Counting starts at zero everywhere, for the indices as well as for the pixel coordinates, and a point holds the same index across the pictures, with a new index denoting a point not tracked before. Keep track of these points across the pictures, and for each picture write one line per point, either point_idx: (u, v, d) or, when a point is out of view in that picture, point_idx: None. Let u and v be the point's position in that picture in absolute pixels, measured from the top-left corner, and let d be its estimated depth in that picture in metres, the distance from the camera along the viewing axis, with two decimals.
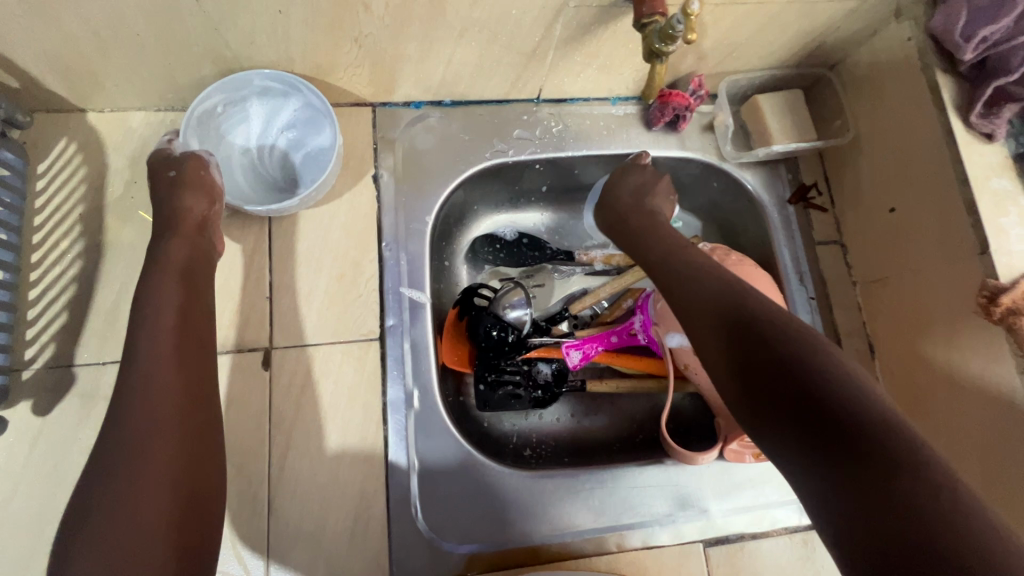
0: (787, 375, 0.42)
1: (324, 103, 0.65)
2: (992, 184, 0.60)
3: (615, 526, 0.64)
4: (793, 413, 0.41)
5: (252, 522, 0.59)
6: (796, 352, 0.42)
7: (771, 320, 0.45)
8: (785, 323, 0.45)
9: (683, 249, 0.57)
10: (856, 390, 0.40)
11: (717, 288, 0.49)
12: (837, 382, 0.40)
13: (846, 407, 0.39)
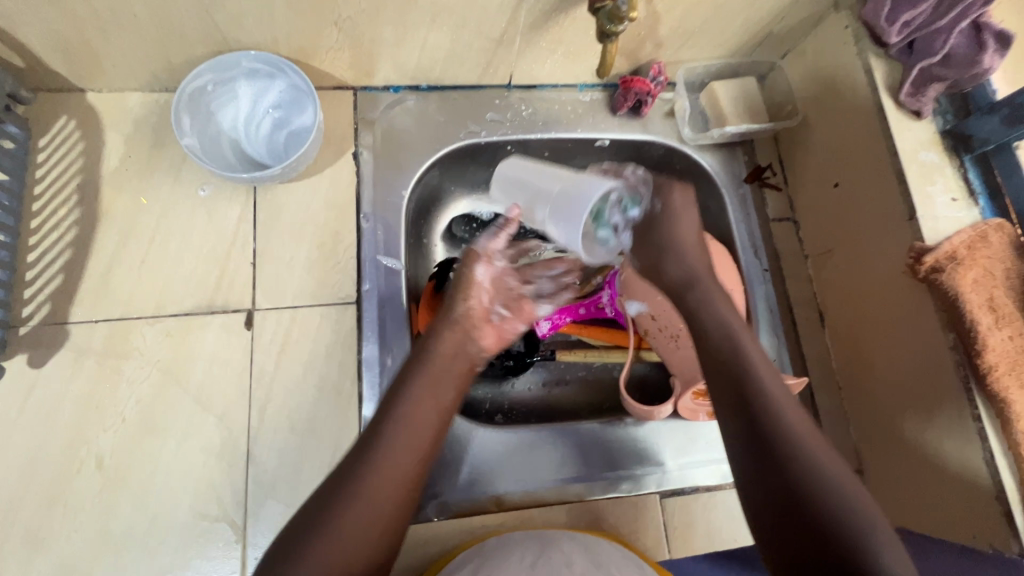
0: (769, 458, 0.50)
1: (306, 81, 0.70)
2: (921, 156, 0.65)
3: (579, 480, 0.68)
4: (771, 492, 0.49)
5: (232, 471, 0.63)
6: (785, 435, 0.51)
7: (765, 405, 0.53)
8: (779, 408, 0.52)
9: (713, 305, 0.62)
10: (827, 485, 0.47)
11: (729, 359, 0.57)
12: (811, 476, 0.48)
13: (817, 494, 0.47)
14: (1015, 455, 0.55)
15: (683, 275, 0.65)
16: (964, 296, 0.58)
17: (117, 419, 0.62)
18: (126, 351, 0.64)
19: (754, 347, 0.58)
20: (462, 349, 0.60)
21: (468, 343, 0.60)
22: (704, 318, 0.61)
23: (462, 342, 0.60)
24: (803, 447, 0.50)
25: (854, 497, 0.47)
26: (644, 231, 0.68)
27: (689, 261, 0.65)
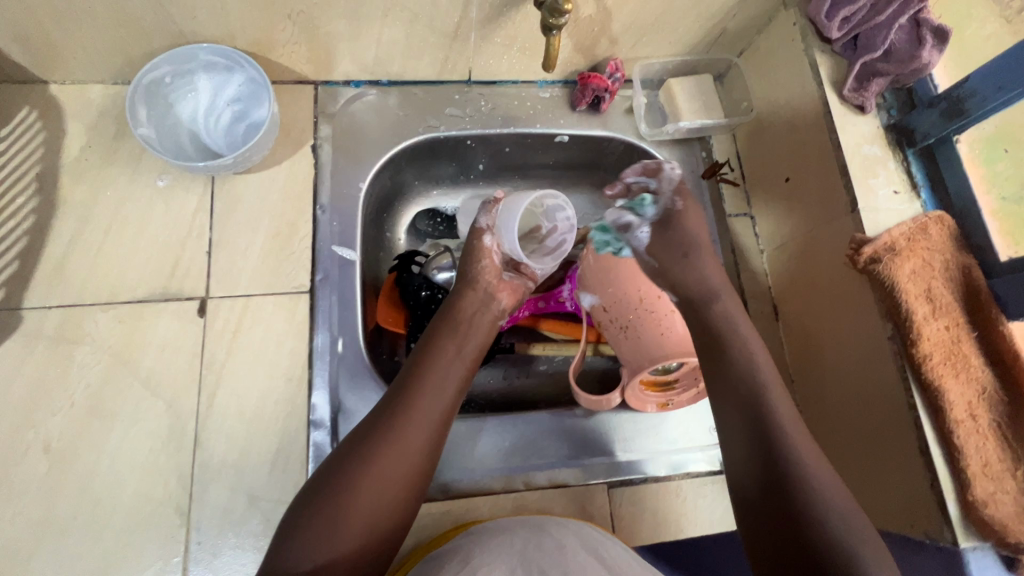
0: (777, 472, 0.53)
1: (263, 76, 0.71)
2: (864, 150, 0.66)
3: (528, 468, 0.69)
4: (767, 501, 0.52)
5: (179, 456, 0.63)
6: (782, 435, 0.55)
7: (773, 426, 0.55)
8: (781, 426, 0.55)
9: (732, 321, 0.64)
10: (820, 489, 0.51)
11: (748, 375, 0.59)
12: (813, 478, 0.51)
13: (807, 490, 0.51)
14: (948, 443, 0.55)
15: (700, 288, 0.66)
16: (900, 286, 0.59)
17: (66, 403, 0.63)
18: (78, 337, 0.65)
19: (770, 371, 0.60)
20: (470, 331, 0.68)
21: (478, 318, 0.69)
22: (722, 330, 0.63)
23: (471, 326, 0.68)
24: (808, 463, 0.53)
25: (850, 517, 0.49)
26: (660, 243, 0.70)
27: (714, 281, 0.67)
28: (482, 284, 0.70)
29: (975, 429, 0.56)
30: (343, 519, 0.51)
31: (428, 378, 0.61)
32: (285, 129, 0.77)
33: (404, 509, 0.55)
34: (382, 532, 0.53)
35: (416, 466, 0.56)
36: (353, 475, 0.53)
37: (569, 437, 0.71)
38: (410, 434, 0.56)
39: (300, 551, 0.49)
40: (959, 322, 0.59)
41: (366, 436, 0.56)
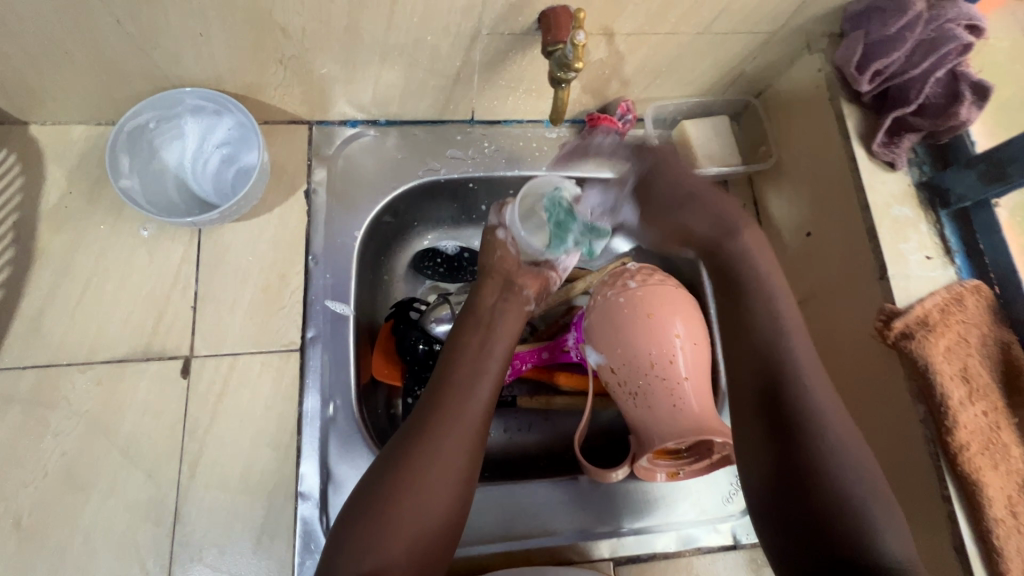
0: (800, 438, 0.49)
1: (251, 121, 0.67)
2: (894, 211, 0.62)
3: (533, 544, 0.65)
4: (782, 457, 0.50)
5: (159, 531, 0.59)
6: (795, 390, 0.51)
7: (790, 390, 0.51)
8: (805, 383, 0.51)
9: (741, 268, 0.58)
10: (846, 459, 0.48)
11: (766, 330, 0.54)
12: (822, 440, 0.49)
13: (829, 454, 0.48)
14: (985, 542, 0.52)
15: (716, 228, 0.60)
16: (935, 366, 0.54)
17: (39, 473, 0.59)
18: (53, 401, 0.61)
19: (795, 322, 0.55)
20: (498, 322, 0.65)
21: (501, 311, 0.66)
22: (742, 280, 0.57)
23: (494, 319, 0.65)
24: (835, 428, 0.50)
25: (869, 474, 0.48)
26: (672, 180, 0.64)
27: (729, 213, 0.61)
28: (500, 273, 0.68)
29: (1015, 526, 0.52)
30: (389, 527, 0.49)
31: (456, 375, 0.59)
32: (278, 173, 0.73)
33: (455, 511, 0.52)
34: (431, 534, 0.51)
35: (461, 469, 0.53)
36: (397, 479, 0.51)
37: (573, 501, 0.67)
38: (450, 431, 0.54)
39: (352, 561, 0.48)
40: (999, 407, 0.55)
41: (405, 438, 0.54)
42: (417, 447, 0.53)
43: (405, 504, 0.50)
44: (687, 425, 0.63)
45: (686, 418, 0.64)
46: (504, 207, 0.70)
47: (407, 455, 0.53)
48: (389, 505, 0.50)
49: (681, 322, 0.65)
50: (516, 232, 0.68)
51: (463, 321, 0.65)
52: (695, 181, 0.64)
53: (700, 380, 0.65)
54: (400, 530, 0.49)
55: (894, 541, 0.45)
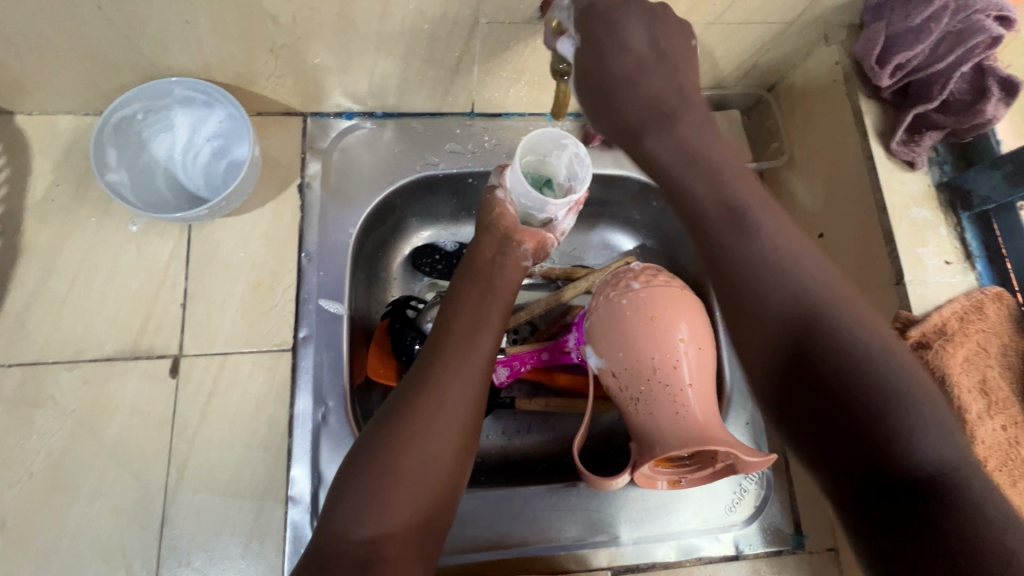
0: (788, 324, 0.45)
1: (242, 114, 0.65)
2: (912, 213, 0.59)
3: (530, 551, 0.63)
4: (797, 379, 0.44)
5: (145, 535, 0.58)
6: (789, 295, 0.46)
7: (787, 296, 0.46)
8: (802, 295, 0.45)
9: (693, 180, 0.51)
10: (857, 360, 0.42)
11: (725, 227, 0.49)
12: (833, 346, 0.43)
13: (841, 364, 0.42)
14: None
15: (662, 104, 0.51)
16: (952, 378, 0.52)
17: (24, 474, 0.58)
18: (39, 400, 0.60)
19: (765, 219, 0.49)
20: (496, 277, 0.63)
21: (501, 264, 0.64)
22: (674, 174, 0.51)
23: (493, 275, 0.63)
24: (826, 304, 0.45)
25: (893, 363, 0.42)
26: (594, 100, 0.52)
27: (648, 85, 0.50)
28: (499, 230, 0.64)
29: None
30: (397, 484, 0.48)
31: (458, 329, 0.59)
32: (270, 166, 0.70)
33: (459, 466, 0.52)
34: (434, 488, 0.50)
35: (464, 420, 0.53)
36: (401, 433, 0.50)
37: (573, 507, 0.65)
38: (452, 383, 0.54)
39: (353, 520, 0.46)
40: (1018, 421, 0.52)
41: (407, 394, 0.53)
42: (416, 394, 0.53)
43: (405, 455, 0.49)
44: (689, 432, 0.60)
45: (689, 425, 0.61)
46: (506, 168, 0.66)
47: (408, 405, 0.52)
48: (388, 455, 0.49)
49: (684, 326, 0.63)
50: (517, 190, 0.64)
51: (461, 276, 0.64)
52: (634, 35, 0.50)
53: (704, 386, 0.63)
54: (402, 480, 0.48)
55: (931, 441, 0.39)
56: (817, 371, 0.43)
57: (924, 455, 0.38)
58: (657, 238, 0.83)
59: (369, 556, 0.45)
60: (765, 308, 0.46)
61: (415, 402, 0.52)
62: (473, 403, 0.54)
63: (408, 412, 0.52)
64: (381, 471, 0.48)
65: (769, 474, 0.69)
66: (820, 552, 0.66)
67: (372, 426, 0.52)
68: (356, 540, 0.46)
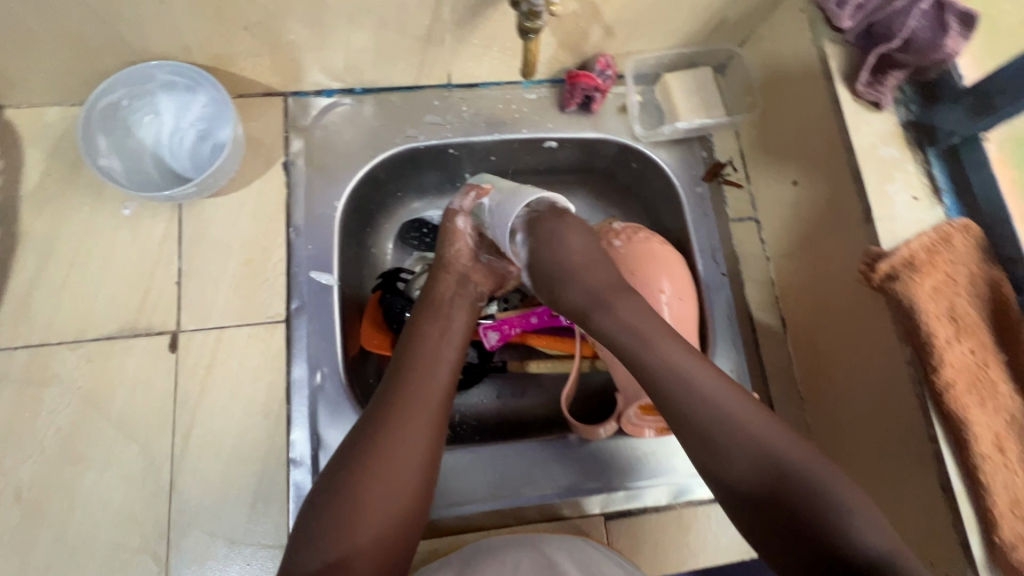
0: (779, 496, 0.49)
1: (223, 94, 0.67)
2: (880, 152, 0.60)
3: (522, 503, 0.65)
4: (744, 470, 0.51)
5: (155, 502, 0.61)
6: (744, 436, 0.51)
7: (748, 445, 0.51)
8: (700, 391, 0.54)
9: (609, 332, 0.59)
10: (808, 481, 0.48)
11: (704, 426, 0.52)
12: (799, 492, 0.48)
13: (799, 500, 0.48)
14: (973, 479, 0.50)
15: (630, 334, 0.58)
16: (920, 307, 0.53)
17: (37, 449, 0.61)
18: (46, 378, 0.63)
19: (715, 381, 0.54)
20: (452, 315, 0.65)
21: (458, 302, 0.67)
22: (624, 344, 0.58)
23: (451, 312, 0.65)
24: (773, 440, 0.51)
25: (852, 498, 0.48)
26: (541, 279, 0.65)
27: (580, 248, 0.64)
28: (455, 269, 0.68)
29: (1004, 464, 0.50)
30: (358, 517, 0.48)
31: (417, 365, 0.58)
32: (254, 146, 0.72)
33: (421, 501, 0.52)
34: (395, 525, 0.50)
35: (424, 457, 0.53)
36: (361, 470, 0.50)
37: (562, 463, 0.67)
38: (410, 423, 0.53)
39: (316, 545, 0.47)
40: (987, 344, 0.53)
41: (364, 433, 0.53)
42: (377, 429, 0.53)
43: (366, 495, 0.49)
44: None
45: None
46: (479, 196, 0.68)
47: (367, 441, 0.52)
48: (347, 494, 0.49)
49: (664, 280, 0.66)
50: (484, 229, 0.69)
51: (420, 311, 0.64)
52: (576, 242, 0.64)
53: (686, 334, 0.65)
54: (363, 520, 0.48)
55: (871, 534, 0.45)
56: (787, 515, 0.48)
57: (862, 545, 0.45)
58: (640, 200, 0.85)
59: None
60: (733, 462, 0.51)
61: (375, 441, 0.52)
62: (432, 444, 0.54)
63: (367, 446, 0.51)
64: (346, 506, 0.49)
65: None
66: None
67: (340, 455, 0.52)
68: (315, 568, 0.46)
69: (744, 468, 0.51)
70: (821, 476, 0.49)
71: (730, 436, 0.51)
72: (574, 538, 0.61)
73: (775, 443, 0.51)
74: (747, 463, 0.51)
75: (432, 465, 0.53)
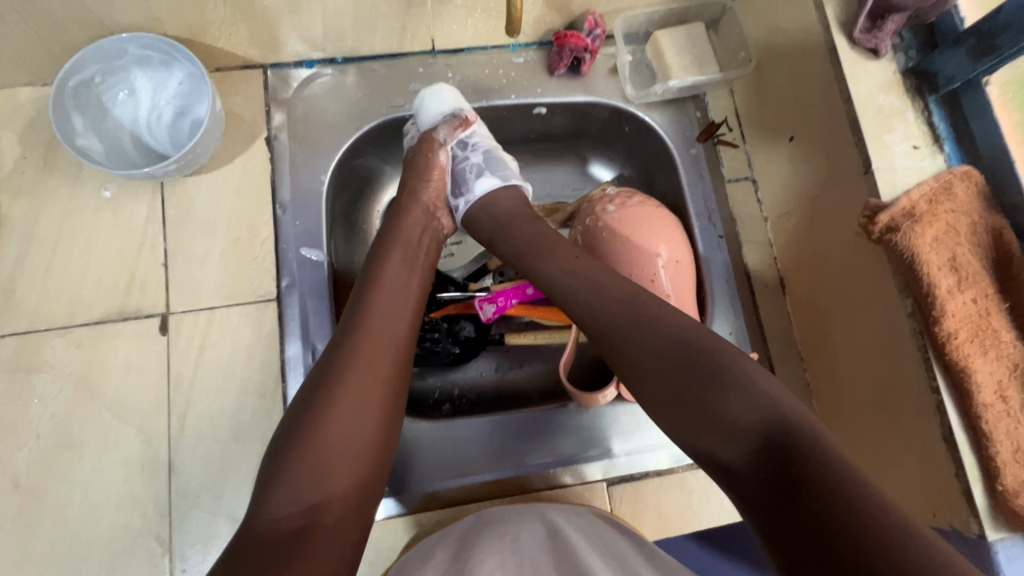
0: (683, 373, 0.46)
1: (198, 66, 0.64)
2: (878, 101, 0.58)
3: (522, 472, 0.65)
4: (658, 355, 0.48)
5: (154, 484, 0.60)
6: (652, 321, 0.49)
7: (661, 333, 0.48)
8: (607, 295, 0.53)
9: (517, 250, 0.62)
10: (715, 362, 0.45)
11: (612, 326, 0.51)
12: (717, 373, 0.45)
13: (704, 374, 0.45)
14: (974, 429, 0.50)
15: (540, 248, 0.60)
16: (922, 257, 0.52)
17: (31, 436, 0.60)
18: (35, 366, 0.62)
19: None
20: (416, 252, 0.63)
21: (420, 243, 0.64)
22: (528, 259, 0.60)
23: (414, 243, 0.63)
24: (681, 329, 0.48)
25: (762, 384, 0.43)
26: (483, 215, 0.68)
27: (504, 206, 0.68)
28: (424, 208, 0.67)
29: (1006, 413, 0.50)
30: (327, 452, 0.46)
31: (378, 294, 0.56)
32: (234, 122, 0.70)
33: (386, 434, 0.50)
34: (367, 457, 0.48)
35: (392, 388, 0.51)
36: (326, 410, 0.47)
37: (554, 430, 0.67)
38: (371, 351, 0.51)
39: (288, 496, 0.44)
40: (989, 293, 0.52)
41: (332, 370, 0.50)
42: (338, 362, 0.50)
43: (333, 419, 0.47)
44: None
45: None
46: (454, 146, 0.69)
47: (333, 381, 0.49)
48: (316, 428, 0.46)
49: (660, 242, 0.64)
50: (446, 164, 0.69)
51: (383, 245, 0.61)
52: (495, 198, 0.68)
53: (684, 296, 0.65)
54: (326, 452, 0.46)
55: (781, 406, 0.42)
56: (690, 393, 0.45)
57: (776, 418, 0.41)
58: (634, 165, 0.83)
59: (303, 524, 0.43)
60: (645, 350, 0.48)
61: (341, 378, 0.49)
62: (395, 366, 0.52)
63: (336, 382, 0.49)
64: (310, 440, 0.46)
65: None
66: None
67: (301, 397, 0.49)
68: (288, 513, 0.43)
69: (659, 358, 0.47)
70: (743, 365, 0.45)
71: (649, 334, 0.49)
72: (576, 506, 0.62)
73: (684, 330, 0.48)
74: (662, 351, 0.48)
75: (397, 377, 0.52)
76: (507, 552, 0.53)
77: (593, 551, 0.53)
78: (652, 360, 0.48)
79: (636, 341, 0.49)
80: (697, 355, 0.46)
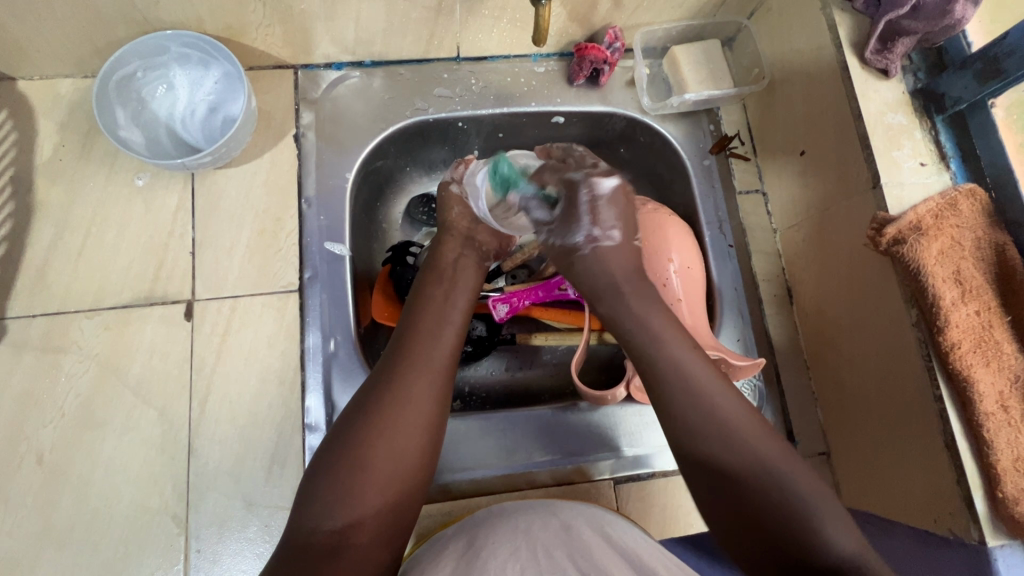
0: (750, 493, 0.46)
1: (235, 64, 0.67)
2: (887, 119, 0.61)
3: (531, 470, 0.67)
4: (736, 468, 0.48)
5: (173, 465, 0.62)
6: (728, 426, 0.49)
7: (733, 445, 0.48)
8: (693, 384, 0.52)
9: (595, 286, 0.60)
10: (784, 486, 0.46)
11: (685, 412, 0.51)
12: (783, 496, 0.46)
13: (769, 502, 0.46)
14: (976, 437, 0.52)
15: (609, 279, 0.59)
16: (927, 268, 0.54)
17: (57, 414, 0.62)
18: (63, 345, 0.63)
19: None
20: (459, 276, 0.63)
21: (463, 265, 0.64)
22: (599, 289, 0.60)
23: (455, 274, 0.62)
24: (755, 445, 0.48)
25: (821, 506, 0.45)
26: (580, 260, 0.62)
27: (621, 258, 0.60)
28: (460, 230, 0.66)
29: (1008, 422, 0.51)
30: (365, 475, 0.48)
31: (418, 326, 0.56)
32: (264, 120, 0.72)
33: (427, 462, 0.51)
34: (405, 482, 0.49)
35: (428, 418, 0.52)
36: (365, 430, 0.49)
37: (563, 437, 0.68)
38: (411, 388, 0.52)
39: (326, 512, 0.46)
40: (992, 305, 0.54)
41: (370, 390, 0.52)
42: (375, 379, 0.53)
43: (370, 450, 0.48)
44: None
45: None
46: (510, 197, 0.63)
47: (370, 387, 0.52)
48: (347, 447, 0.49)
49: (672, 248, 0.67)
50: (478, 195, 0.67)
51: (424, 274, 0.62)
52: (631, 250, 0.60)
53: (694, 299, 0.67)
54: (362, 478, 0.47)
55: (837, 533, 0.44)
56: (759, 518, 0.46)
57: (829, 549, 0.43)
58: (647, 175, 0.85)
59: (338, 545, 0.45)
60: (719, 452, 0.49)
61: (377, 386, 0.52)
62: (435, 405, 0.52)
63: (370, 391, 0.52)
64: (346, 466, 0.48)
65: (761, 387, 0.72)
66: (811, 457, 0.70)
67: (343, 419, 0.51)
68: (326, 529, 0.46)
69: (736, 467, 0.48)
70: (813, 494, 0.46)
71: (727, 443, 0.49)
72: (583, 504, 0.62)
73: (763, 448, 0.48)
74: (740, 463, 0.48)
75: (438, 430, 0.52)
76: (521, 541, 0.54)
77: (608, 549, 0.54)
78: (727, 461, 0.48)
79: (708, 442, 0.49)
80: (770, 468, 0.47)
